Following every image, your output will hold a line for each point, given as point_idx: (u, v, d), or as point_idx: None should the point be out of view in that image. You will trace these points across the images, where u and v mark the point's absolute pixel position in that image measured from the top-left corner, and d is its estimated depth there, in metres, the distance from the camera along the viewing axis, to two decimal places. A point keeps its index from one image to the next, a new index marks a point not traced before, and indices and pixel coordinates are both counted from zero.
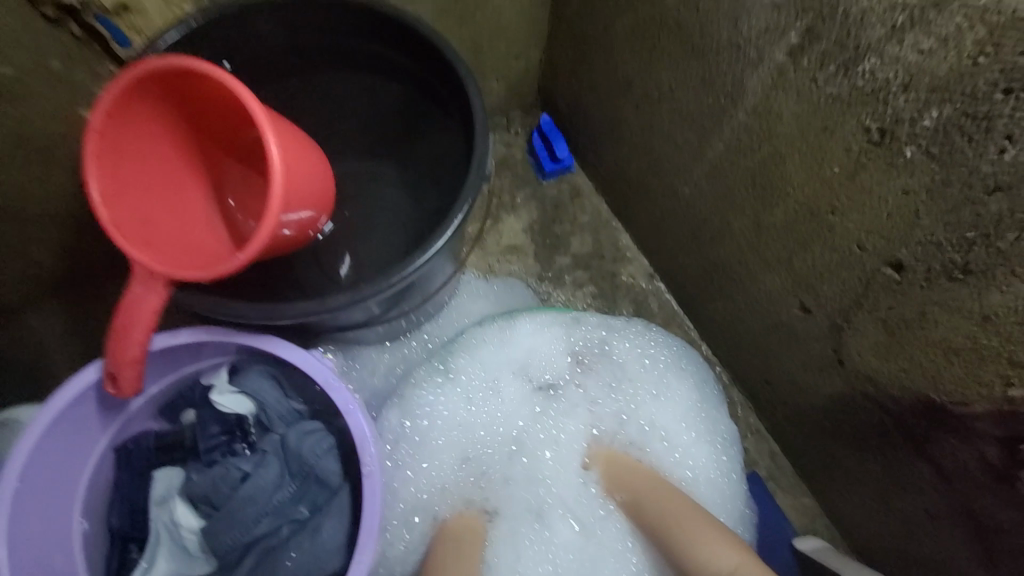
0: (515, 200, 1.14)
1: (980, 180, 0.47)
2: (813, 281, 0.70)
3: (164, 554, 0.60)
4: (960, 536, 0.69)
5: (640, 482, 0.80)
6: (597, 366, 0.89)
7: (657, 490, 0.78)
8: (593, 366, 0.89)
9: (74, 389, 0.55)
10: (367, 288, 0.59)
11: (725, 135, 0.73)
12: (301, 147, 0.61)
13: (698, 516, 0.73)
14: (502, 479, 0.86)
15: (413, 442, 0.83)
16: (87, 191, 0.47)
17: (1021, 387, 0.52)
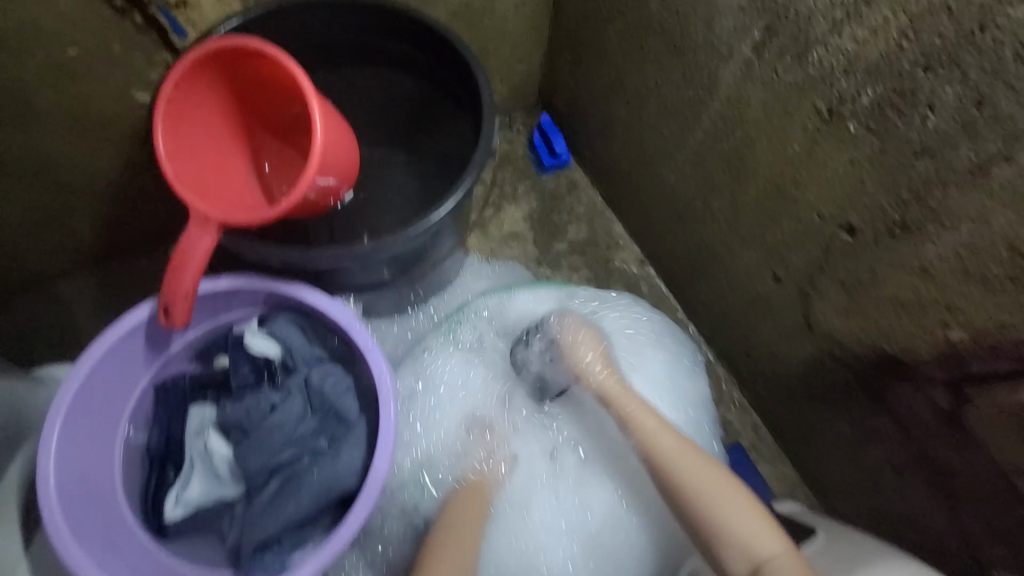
0: (516, 191, 1.23)
1: (910, 146, 0.56)
2: (782, 252, 0.79)
3: (197, 478, 0.67)
4: (921, 484, 0.76)
5: (676, 442, 0.80)
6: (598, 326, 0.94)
7: (694, 456, 0.79)
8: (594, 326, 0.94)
9: (127, 322, 0.63)
10: (387, 239, 0.68)
11: (704, 123, 0.82)
12: (334, 123, 0.69)
13: (734, 487, 0.76)
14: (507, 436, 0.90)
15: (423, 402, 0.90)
16: (155, 146, 0.56)
17: (958, 329, 0.60)
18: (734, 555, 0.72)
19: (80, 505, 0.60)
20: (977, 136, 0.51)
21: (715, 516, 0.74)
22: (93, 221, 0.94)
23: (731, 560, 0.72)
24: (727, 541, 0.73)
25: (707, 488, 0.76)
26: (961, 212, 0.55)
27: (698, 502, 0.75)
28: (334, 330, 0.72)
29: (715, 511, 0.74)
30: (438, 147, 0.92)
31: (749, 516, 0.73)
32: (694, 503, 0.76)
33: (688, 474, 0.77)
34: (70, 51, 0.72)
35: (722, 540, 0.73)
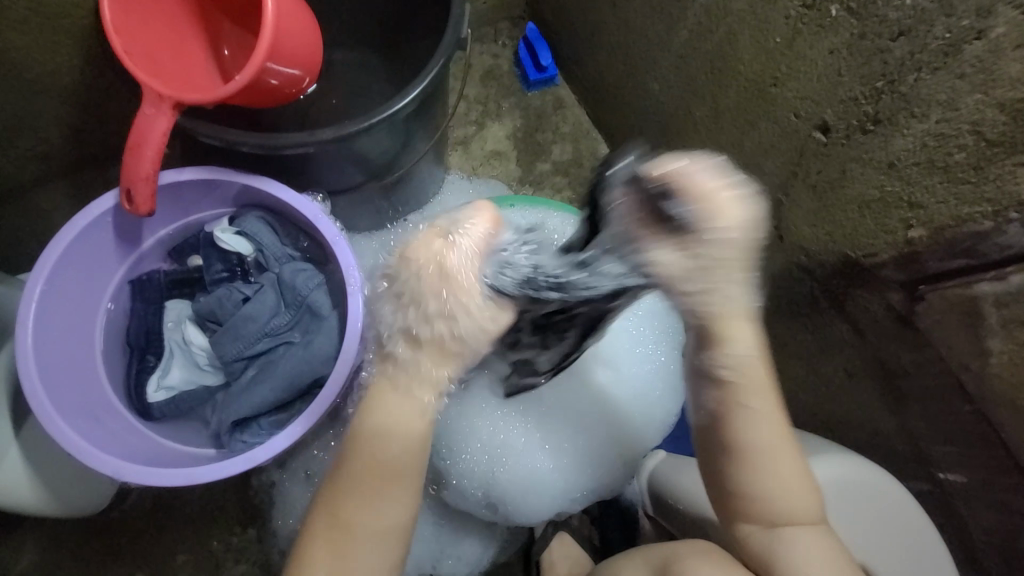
0: (500, 107, 1.19)
1: (887, 28, 0.54)
2: (758, 158, 0.78)
3: (177, 366, 0.70)
4: (874, 388, 0.79)
5: (767, 406, 0.60)
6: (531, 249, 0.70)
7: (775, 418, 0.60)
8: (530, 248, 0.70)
9: (93, 211, 0.63)
10: (349, 124, 0.65)
11: (689, 21, 0.78)
12: (294, 6, 0.66)
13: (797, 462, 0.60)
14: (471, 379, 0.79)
15: None
16: (101, 16, 0.54)
17: (918, 228, 0.60)
18: (753, 523, 0.60)
19: (62, 384, 0.63)
20: (952, 10, 0.49)
21: (777, 497, 0.59)
22: (62, 126, 0.91)
23: (748, 527, 0.60)
24: (764, 516, 0.59)
25: (780, 468, 0.59)
26: (931, 96, 0.53)
27: (761, 475, 0.59)
28: (305, 228, 0.72)
29: (770, 489, 0.59)
30: (410, 51, 0.86)
31: (800, 499, 0.59)
32: (749, 474, 0.59)
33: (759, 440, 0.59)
34: None
35: (751, 511, 0.60)
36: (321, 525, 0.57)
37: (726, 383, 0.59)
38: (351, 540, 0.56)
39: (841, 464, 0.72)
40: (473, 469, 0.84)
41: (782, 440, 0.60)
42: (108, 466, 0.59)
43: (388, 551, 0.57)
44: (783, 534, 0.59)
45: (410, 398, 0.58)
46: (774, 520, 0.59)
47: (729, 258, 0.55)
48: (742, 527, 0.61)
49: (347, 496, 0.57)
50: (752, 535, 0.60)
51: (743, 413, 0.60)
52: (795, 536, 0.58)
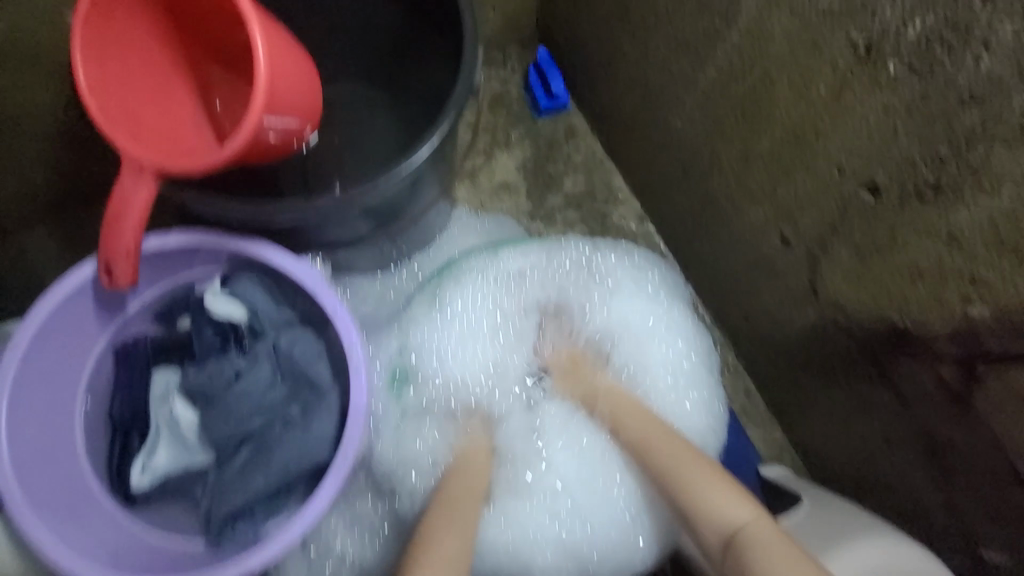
0: (509, 137, 1.13)
1: (956, 92, 0.48)
2: (794, 211, 0.72)
3: (164, 445, 0.65)
4: (914, 457, 0.74)
5: (645, 423, 0.80)
6: (552, 325, 0.90)
7: (660, 432, 0.78)
8: (553, 325, 0.90)
9: (70, 284, 0.58)
10: (352, 192, 0.61)
11: (718, 61, 0.72)
12: (288, 50, 0.59)
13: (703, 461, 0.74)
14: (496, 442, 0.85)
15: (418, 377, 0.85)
16: (73, 75, 0.48)
17: (979, 305, 0.55)
18: (707, 525, 0.69)
19: (37, 476, 0.57)
20: None
21: (700, 497, 0.71)
22: (42, 167, 0.84)
23: (706, 537, 0.70)
24: (705, 518, 0.70)
25: (675, 458, 0.75)
26: (1005, 171, 0.47)
27: (675, 476, 0.74)
28: (303, 292, 0.67)
29: (685, 483, 0.73)
30: (416, 89, 0.80)
31: (718, 488, 0.71)
32: (671, 483, 0.74)
33: (660, 452, 0.76)
34: None
35: (700, 518, 0.70)
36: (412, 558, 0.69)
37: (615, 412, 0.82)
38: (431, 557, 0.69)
39: (904, 548, 0.66)
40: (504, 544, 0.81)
41: (656, 427, 0.79)
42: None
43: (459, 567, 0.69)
44: (737, 536, 0.67)
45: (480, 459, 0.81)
46: (714, 520, 0.69)
47: (572, 368, 0.87)
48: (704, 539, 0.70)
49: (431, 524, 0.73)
50: (717, 548, 0.68)
51: (631, 435, 0.80)
52: (744, 538, 0.66)
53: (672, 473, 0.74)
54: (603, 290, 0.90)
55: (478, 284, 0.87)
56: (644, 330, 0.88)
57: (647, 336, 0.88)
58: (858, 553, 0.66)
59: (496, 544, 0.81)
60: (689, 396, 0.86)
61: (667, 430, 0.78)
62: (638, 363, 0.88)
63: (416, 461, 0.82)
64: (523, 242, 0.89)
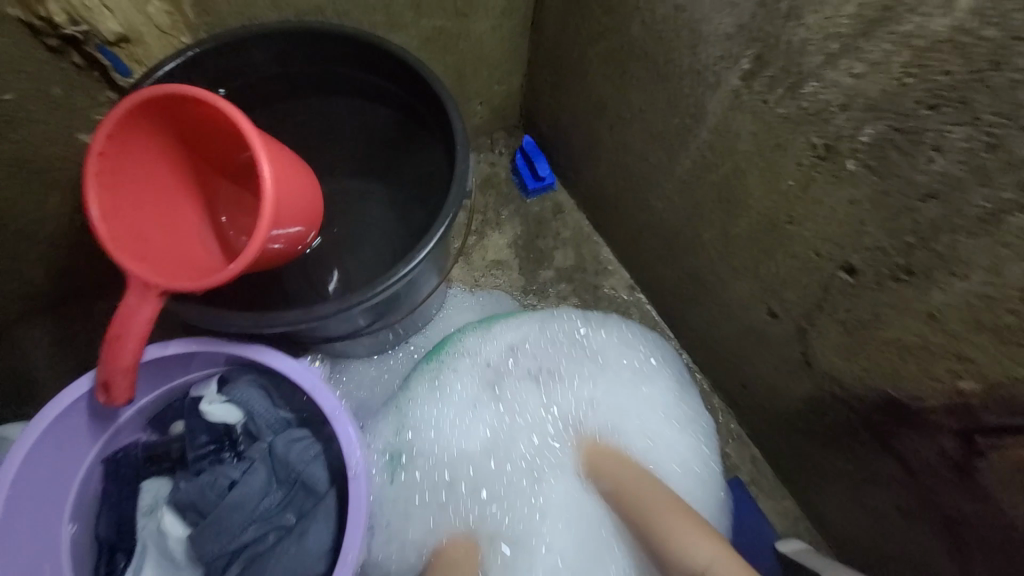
0: (499, 216, 1.18)
1: (914, 188, 0.51)
2: (778, 287, 0.75)
3: (151, 563, 0.62)
4: (932, 530, 0.72)
5: (620, 467, 0.81)
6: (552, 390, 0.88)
7: (638, 475, 0.79)
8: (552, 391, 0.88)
9: (64, 400, 0.57)
10: (352, 296, 0.62)
11: (691, 152, 0.78)
12: (291, 167, 0.63)
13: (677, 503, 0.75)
14: (494, 517, 0.83)
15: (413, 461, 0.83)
16: (87, 208, 0.50)
17: (969, 380, 0.56)
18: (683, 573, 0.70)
19: None
20: (988, 180, 0.46)
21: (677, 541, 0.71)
22: (45, 269, 0.86)
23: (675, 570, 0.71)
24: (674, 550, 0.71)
25: (647, 497, 0.76)
26: (972, 259, 0.50)
27: (644, 514, 0.75)
28: (301, 392, 0.66)
29: (654, 519, 0.74)
30: (412, 183, 0.85)
31: (691, 534, 0.71)
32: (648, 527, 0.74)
33: (639, 495, 0.77)
34: (5, 95, 0.65)
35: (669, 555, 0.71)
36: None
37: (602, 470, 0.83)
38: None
39: None
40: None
41: (634, 472, 0.80)
42: None
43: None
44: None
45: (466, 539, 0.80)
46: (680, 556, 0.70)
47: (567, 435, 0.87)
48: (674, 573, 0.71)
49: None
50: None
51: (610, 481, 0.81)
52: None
53: (651, 516, 0.74)
54: (598, 359, 0.89)
55: (474, 363, 0.87)
56: (647, 397, 0.88)
57: (647, 407, 0.88)
58: None
59: None
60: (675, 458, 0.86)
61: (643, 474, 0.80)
62: (635, 428, 0.87)
63: (411, 547, 0.80)
64: (515, 317, 0.90)
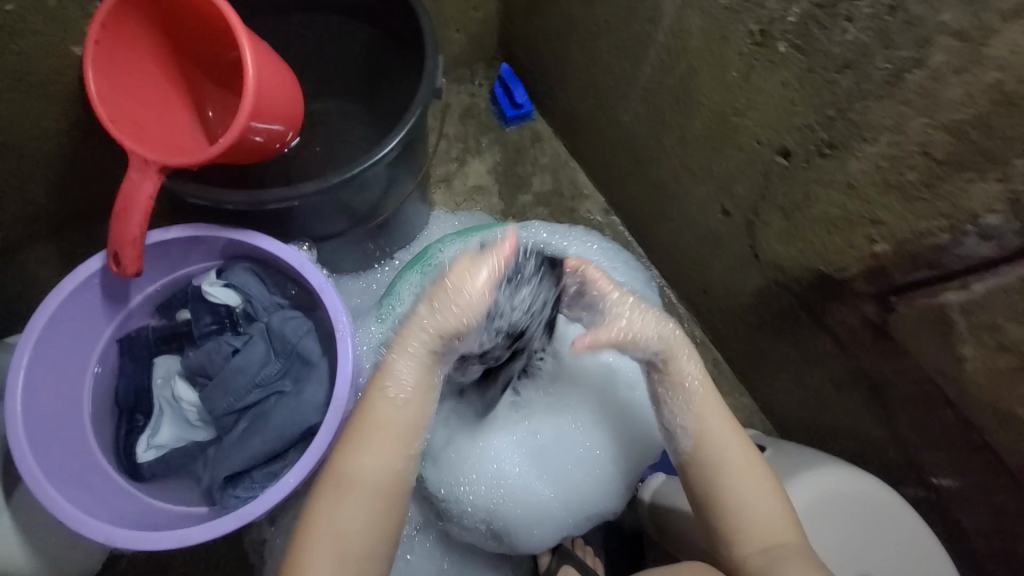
0: (479, 144, 1.22)
1: (832, 61, 0.57)
2: (728, 184, 0.81)
3: (168, 423, 0.72)
4: (860, 397, 0.81)
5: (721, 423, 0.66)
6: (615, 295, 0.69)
7: (731, 435, 0.66)
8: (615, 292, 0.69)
9: (80, 275, 0.65)
10: (332, 176, 0.67)
11: (651, 58, 0.82)
12: (273, 64, 0.68)
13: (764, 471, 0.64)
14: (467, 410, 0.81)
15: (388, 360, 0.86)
16: (85, 87, 0.57)
17: (882, 243, 0.63)
18: (747, 540, 0.62)
19: (52, 447, 0.64)
20: (891, 42, 0.52)
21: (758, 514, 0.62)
22: (47, 191, 0.88)
23: (742, 550, 0.62)
24: (751, 530, 0.62)
25: (743, 471, 0.64)
26: (880, 122, 0.57)
27: (725, 486, 0.63)
28: (292, 277, 0.74)
29: (738, 495, 0.63)
30: (388, 97, 0.89)
31: (766, 497, 0.63)
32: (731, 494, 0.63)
33: (726, 457, 0.65)
34: (7, 6, 0.68)
35: (739, 531, 0.62)
36: (315, 513, 0.57)
37: (688, 403, 0.66)
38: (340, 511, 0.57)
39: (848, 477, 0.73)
40: (474, 498, 0.79)
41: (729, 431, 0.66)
42: (99, 532, 0.60)
43: (380, 523, 0.58)
44: (774, 549, 0.60)
45: (421, 400, 0.62)
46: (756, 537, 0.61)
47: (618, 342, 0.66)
48: (736, 552, 0.62)
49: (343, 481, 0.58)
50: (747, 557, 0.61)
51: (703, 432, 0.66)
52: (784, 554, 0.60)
53: (737, 487, 0.63)
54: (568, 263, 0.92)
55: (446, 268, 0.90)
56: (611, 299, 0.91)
57: None
58: (810, 482, 0.72)
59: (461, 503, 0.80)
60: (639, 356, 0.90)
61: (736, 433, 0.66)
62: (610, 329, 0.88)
63: None
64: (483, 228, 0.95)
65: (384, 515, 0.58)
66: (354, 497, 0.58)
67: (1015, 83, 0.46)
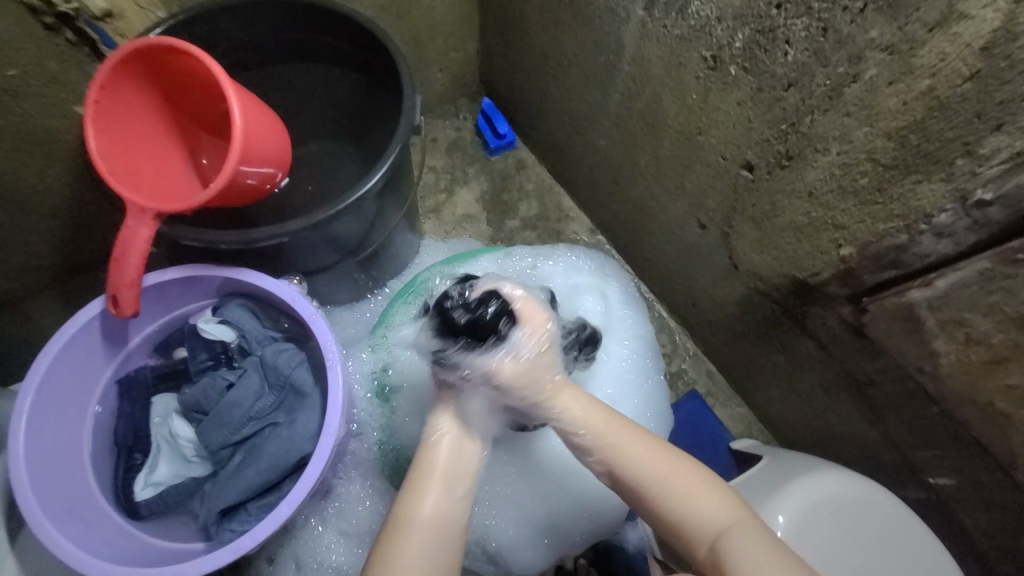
0: (467, 174, 1.26)
1: (779, 80, 0.62)
2: (701, 198, 0.84)
3: (165, 460, 0.74)
4: (850, 400, 0.81)
5: (620, 430, 0.66)
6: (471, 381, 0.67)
7: (635, 438, 0.66)
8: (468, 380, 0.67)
9: (81, 319, 0.68)
10: (318, 213, 0.71)
11: (619, 86, 0.87)
12: (260, 111, 0.72)
13: (685, 463, 0.64)
14: None
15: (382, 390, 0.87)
16: (86, 145, 0.62)
17: (848, 246, 0.65)
18: (695, 541, 0.61)
19: (52, 489, 0.66)
20: (827, 61, 0.57)
21: (690, 510, 0.61)
22: (52, 242, 0.92)
23: (696, 552, 0.61)
24: (695, 534, 0.61)
25: (656, 476, 0.63)
26: (828, 133, 0.60)
27: (652, 497, 0.63)
28: (283, 311, 0.77)
29: (665, 498, 0.62)
30: (373, 136, 0.94)
31: (694, 489, 0.62)
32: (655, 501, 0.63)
33: (638, 463, 0.64)
34: (10, 71, 0.73)
35: (685, 533, 0.61)
36: (384, 560, 0.59)
37: (583, 448, 0.67)
38: (411, 547, 0.60)
39: (847, 484, 0.71)
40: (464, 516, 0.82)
41: (628, 433, 0.66)
42: (97, 570, 0.61)
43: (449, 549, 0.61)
44: (717, 542, 0.59)
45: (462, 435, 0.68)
46: (696, 533, 0.60)
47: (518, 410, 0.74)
48: (695, 558, 0.61)
49: (410, 525, 0.61)
50: (706, 557, 0.60)
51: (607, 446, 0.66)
52: (726, 544, 0.58)
53: (660, 491, 0.62)
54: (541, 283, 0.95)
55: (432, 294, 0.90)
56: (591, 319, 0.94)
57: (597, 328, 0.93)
58: (807, 490, 0.71)
59: None
60: (614, 379, 0.91)
61: (641, 433, 0.67)
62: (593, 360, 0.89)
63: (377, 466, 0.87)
64: (472, 255, 0.96)
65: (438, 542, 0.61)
66: (425, 537, 0.60)
67: (946, 88, 0.50)
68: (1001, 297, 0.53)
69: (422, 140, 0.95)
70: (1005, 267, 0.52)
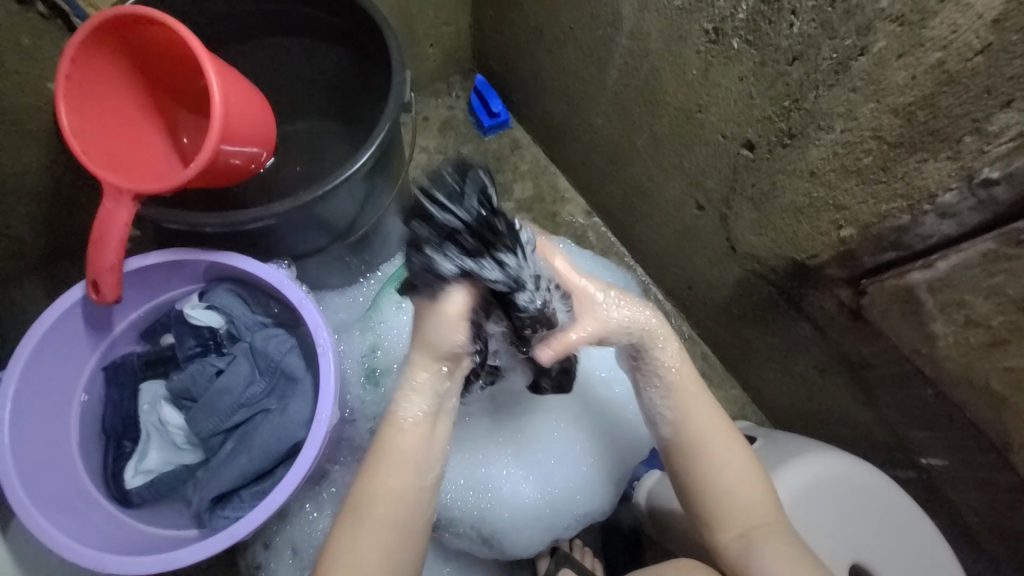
0: (459, 154, 1.22)
1: (783, 53, 0.60)
2: (700, 178, 0.82)
3: (154, 448, 0.73)
4: (844, 383, 0.81)
5: (700, 402, 0.66)
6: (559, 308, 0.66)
7: (711, 413, 0.66)
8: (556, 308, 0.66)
9: (61, 306, 0.66)
10: (305, 194, 0.69)
11: (617, 61, 0.84)
12: (241, 86, 0.69)
13: (745, 452, 0.64)
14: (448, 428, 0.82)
15: (376, 376, 0.86)
16: (58, 123, 0.59)
17: (848, 227, 0.64)
18: (727, 521, 0.61)
19: (39, 478, 0.65)
20: (834, 33, 0.54)
21: (735, 491, 0.62)
22: (30, 226, 0.89)
23: (722, 531, 0.62)
24: (730, 515, 0.61)
25: (717, 443, 0.64)
26: (832, 110, 0.58)
27: (703, 470, 0.63)
28: (272, 295, 0.75)
29: (717, 474, 0.63)
30: (361, 114, 0.90)
31: (743, 478, 0.62)
32: (704, 473, 0.63)
33: (703, 434, 0.65)
34: None
35: (720, 511, 0.62)
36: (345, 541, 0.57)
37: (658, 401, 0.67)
38: (370, 547, 0.57)
39: (839, 465, 0.72)
40: (462, 500, 0.81)
41: (705, 407, 0.66)
42: (89, 559, 0.61)
43: (410, 540, 0.59)
44: (751, 531, 0.60)
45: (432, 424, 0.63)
46: (734, 515, 0.61)
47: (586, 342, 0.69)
48: (717, 537, 0.62)
49: (370, 514, 0.58)
50: (731, 541, 0.61)
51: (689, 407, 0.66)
52: (762, 534, 0.59)
53: (712, 463, 0.63)
54: None
55: None
56: None
57: None
58: (801, 471, 0.71)
59: (449, 513, 0.82)
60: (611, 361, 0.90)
61: (715, 412, 0.66)
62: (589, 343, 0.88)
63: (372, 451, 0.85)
64: None
65: (393, 539, 0.58)
66: (388, 531, 0.58)
67: (957, 62, 0.48)
68: (1003, 279, 0.52)
69: (413, 118, 0.92)
70: (1009, 248, 0.51)
